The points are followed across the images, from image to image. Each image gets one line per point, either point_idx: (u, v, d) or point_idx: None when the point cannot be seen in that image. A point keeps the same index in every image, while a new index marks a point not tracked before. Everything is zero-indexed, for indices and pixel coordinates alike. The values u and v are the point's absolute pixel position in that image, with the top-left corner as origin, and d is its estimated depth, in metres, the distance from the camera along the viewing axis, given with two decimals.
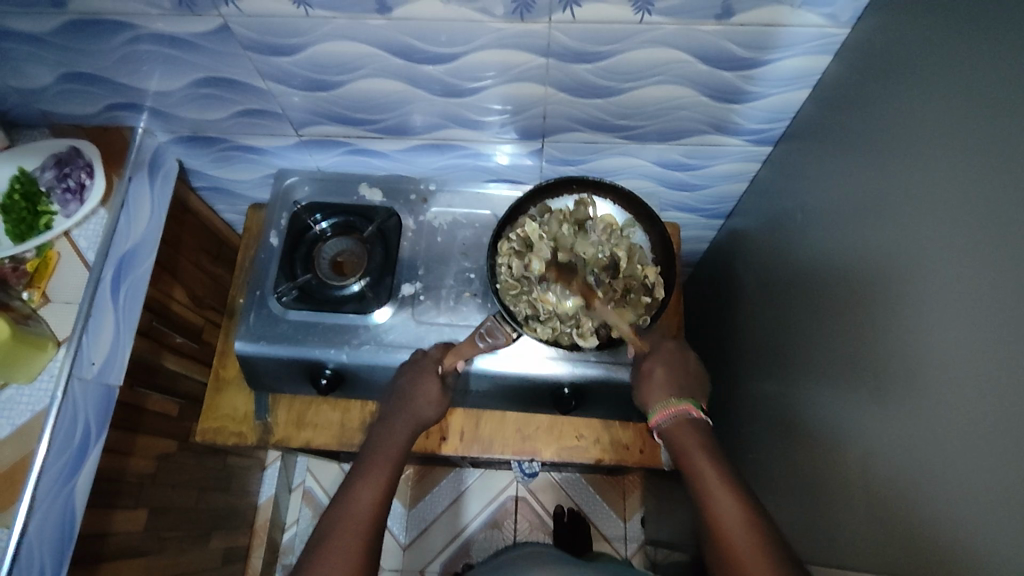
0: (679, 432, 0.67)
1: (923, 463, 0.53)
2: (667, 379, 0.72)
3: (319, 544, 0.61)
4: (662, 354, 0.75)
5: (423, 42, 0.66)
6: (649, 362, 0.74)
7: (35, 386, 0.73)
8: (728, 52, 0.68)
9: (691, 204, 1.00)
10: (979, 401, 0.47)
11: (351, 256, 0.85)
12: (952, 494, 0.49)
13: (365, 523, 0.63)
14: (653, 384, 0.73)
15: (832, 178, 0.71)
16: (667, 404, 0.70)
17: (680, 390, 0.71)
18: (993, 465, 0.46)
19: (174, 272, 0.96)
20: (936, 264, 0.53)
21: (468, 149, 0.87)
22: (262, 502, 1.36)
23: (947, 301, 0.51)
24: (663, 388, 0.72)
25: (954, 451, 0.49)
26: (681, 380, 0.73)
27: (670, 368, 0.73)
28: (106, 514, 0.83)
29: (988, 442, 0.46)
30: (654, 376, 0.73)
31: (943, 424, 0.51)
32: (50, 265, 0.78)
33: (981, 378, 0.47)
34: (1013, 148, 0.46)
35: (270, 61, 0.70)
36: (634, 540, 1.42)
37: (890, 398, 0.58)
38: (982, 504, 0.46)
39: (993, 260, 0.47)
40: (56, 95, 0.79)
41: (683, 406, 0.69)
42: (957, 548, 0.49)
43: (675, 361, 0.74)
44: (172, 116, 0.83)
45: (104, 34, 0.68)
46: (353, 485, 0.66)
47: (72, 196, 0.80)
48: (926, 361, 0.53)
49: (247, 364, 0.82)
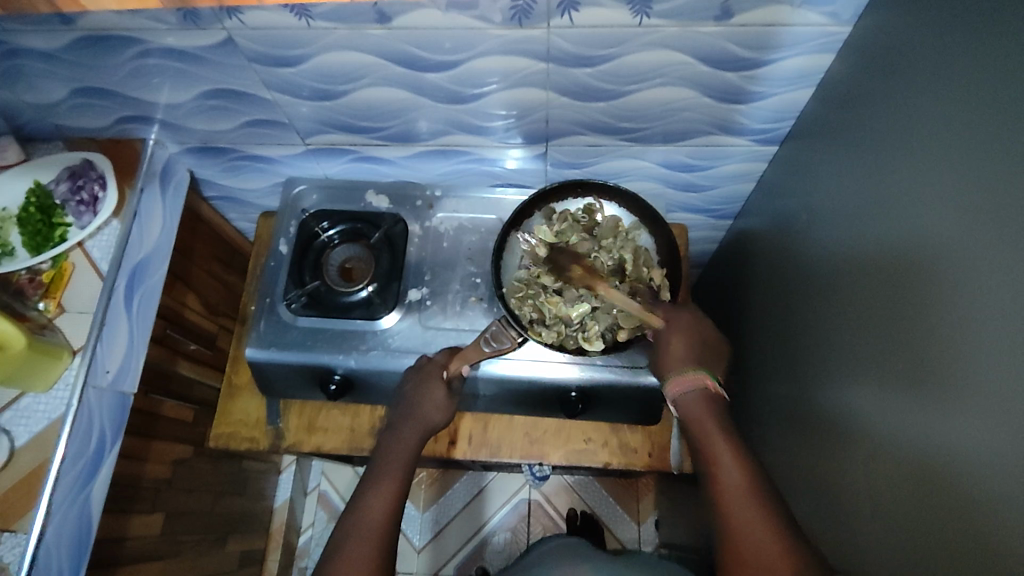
0: (700, 417, 0.64)
1: (936, 450, 0.52)
2: (686, 350, 0.69)
3: (334, 553, 0.62)
4: (680, 323, 0.71)
5: (425, 51, 0.67)
6: (667, 334, 0.70)
7: (52, 394, 0.75)
8: (730, 53, 0.67)
9: (698, 205, 1.00)
10: (995, 396, 0.46)
11: (358, 262, 0.86)
12: (974, 500, 0.48)
13: (378, 533, 0.63)
14: (672, 356, 0.69)
15: (839, 176, 0.69)
16: (680, 375, 0.67)
17: (696, 360, 0.69)
18: (1007, 444, 0.45)
19: (187, 280, 0.98)
20: (949, 263, 0.51)
21: (474, 155, 0.87)
22: (278, 505, 1.37)
23: (962, 299, 0.50)
24: (680, 360, 0.69)
25: (967, 433, 0.49)
26: (698, 348, 0.69)
27: (688, 339, 0.70)
28: (123, 519, 0.85)
29: (1002, 421, 0.46)
30: (674, 347, 0.69)
31: (953, 407, 0.50)
32: (64, 276, 0.80)
33: (999, 381, 0.46)
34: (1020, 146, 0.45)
35: (275, 72, 0.71)
36: (648, 542, 1.42)
37: (898, 388, 0.57)
38: (999, 485, 0.46)
39: (1004, 260, 0.46)
40: (69, 110, 0.81)
41: (698, 376, 0.66)
42: (976, 533, 0.48)
43: (693, 329, 0.71)
44: (182, 128, 0.84)
45: (114, 49, 0.69)
46: (365, 493, 0.66)
47: (85, 208, 0.82)
48: (932, 346, 0.53)
49: (257, 370, 0.83)
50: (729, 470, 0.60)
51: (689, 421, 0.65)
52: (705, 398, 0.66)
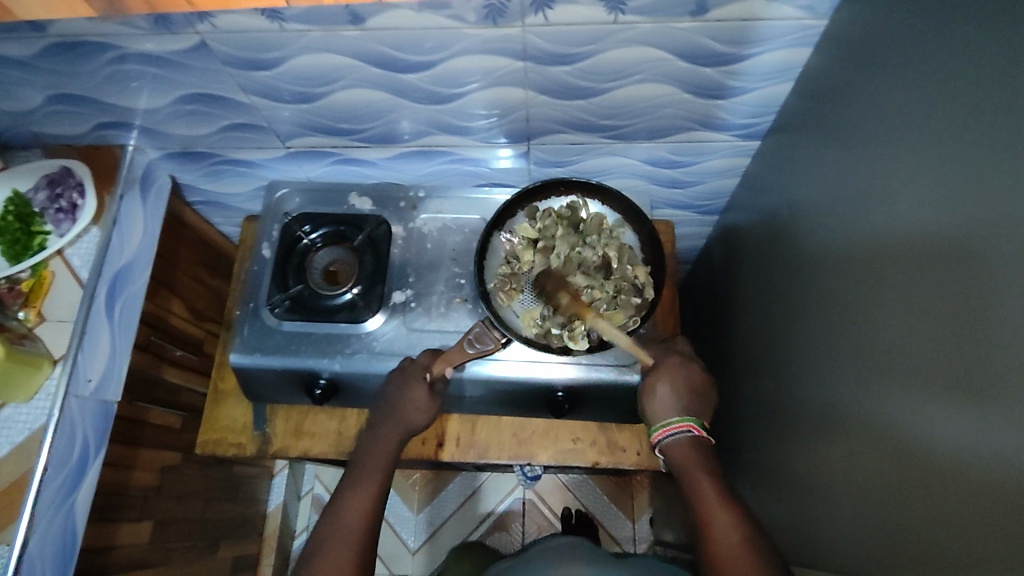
0: (690, 469, 0.66)
1: (924, 448, 0.52)
2: (672, 398, 0.71)
3: (310, 557, 0.63)
4: (669, 368, 0.72)
5: (401, 51, 0.66)
6: (654, 378, 0.72)
7: (33, 404, 0.74)
8: (707, 49, 0.67)
9: (684, 201, 0.99)
10: (981, 392, 0.46)
11: (343, 265, 0.85)
12: (963, 494, 0.48)
13: (358, 532, 0.65)
14: (658, 403, 0.71)
15: (824, 168, 0.69)
16: (666, 423, 0.69)
17: (683, 407, 0.70)
18: (994, 441, 0.45)
19: (171, 286, 0.97)
20: (934, 256, 0.51)
21: (456, 155, 0.87)
22: (271, 510, 1.37)
23: (949, 292, 0.49)
24: (665, 408, 0.71)
25: (954, 431, 0.49)
26: (685, 395, 0.71)
27: (675, 384, 0.71)
28: (110, 528, 0.84)
29: (989, 417, 0.45)
30: (659, 395, 0.71)
31: (940, 403, 0.50)
32: (44, 285, 0.79)
33: (986, 377, 0.46)
34: (1003, 137, 0.45)
35: (251, 76, 0.71)
36: (643, 540, 1.41)
37: (886, 384, 0.57)
38: (988, 482, 0.45)
39: (989, 253, 0.46)
40: (46, 117, 0.81)
41: (683, 425, 0.68)
42: (964, 530, 0.48)
43: (680, 374, 0.72)
44: (161, 133, 0.83)
45: (88, 55, 0.69)
46: (345, 496, 0.68)
47: (64, 216, 0.81)
48: (919, 342, 0.53)
49: (242, 376, 0.83)
50: (724, 529, 0.61)
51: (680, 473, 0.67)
52: (693, 447, 0.68)
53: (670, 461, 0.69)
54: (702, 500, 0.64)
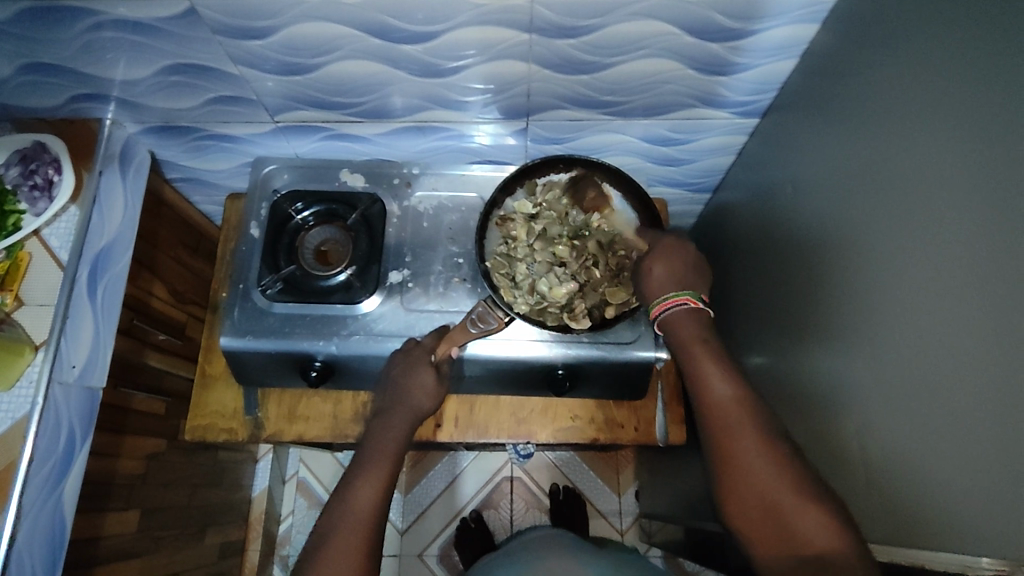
0: (686, 338, 0.65)
1: (905, 418, 0.53)
2: (667, 275, 0.69)
3: (318, 547, 0.62)
4: (663, 250, 0.70)
5: (402, 21, 0.64)
6: (648, 261, 0.70)
7: (14, 393, 0.71)
8: (715, 23, 0.66)
9: (678, 179, 1.00)
10: (968, 364, 0.46)
11: (335, 245, 0.83)
12: (947, 490, 0.48)
13: (367, 523, 0.64)
14: (653, 281, 0.69)
15: (829, 151, 0.67)
16: (669, 296, 0.67)
17: (680, 282, 0.68)
18: (979, 415, 0.45)
19: (152, 268, 0.94)
20: (933, 240, 0.51)
21: (450, 131, 0.85)
22: (256, 495, 1.34)
23: (947, 294, 0.49)
24: (662, 283, 0.69)
25: (938, 403, 0.49)
26: (683, 271, 0.69)
27: (671, 263, 0.69)
28: (96, 517, 0.82)
29: (975, 388, 0.46)
30: (654, 274, 0.69)
31: (924, 375, 0.51)
32: (22, 267, 0.76)
33: (976, 348, 0.46)
34: (1012, 126, 0.44)
35: (242, 45, 0.67)
36: (629, 513, 1.45)
37: (872, 354, 0.58)
38: (971, 453, 0.46)
39: (993, 249, 0.45)
40: (17, 87, 0.76)
41: (682, 298, 0.67)
42: (947, 499, 0.49)
43: (677, 255, 0.70)
44: (141, 107, 0.79)
45: (64, 20, 0.64)
46: (353, 483, 0.66)
47: (40, 194, 0.77)
48: (907, 313, 0.53)
49: (234, 360, 0.80)
50: (722, 395, 0.61)
51: (676, 341, 0.66)
52: (692, 319, 0.66)
53: (668, 334, 0.67)
54: (705, 380, 0.62)
